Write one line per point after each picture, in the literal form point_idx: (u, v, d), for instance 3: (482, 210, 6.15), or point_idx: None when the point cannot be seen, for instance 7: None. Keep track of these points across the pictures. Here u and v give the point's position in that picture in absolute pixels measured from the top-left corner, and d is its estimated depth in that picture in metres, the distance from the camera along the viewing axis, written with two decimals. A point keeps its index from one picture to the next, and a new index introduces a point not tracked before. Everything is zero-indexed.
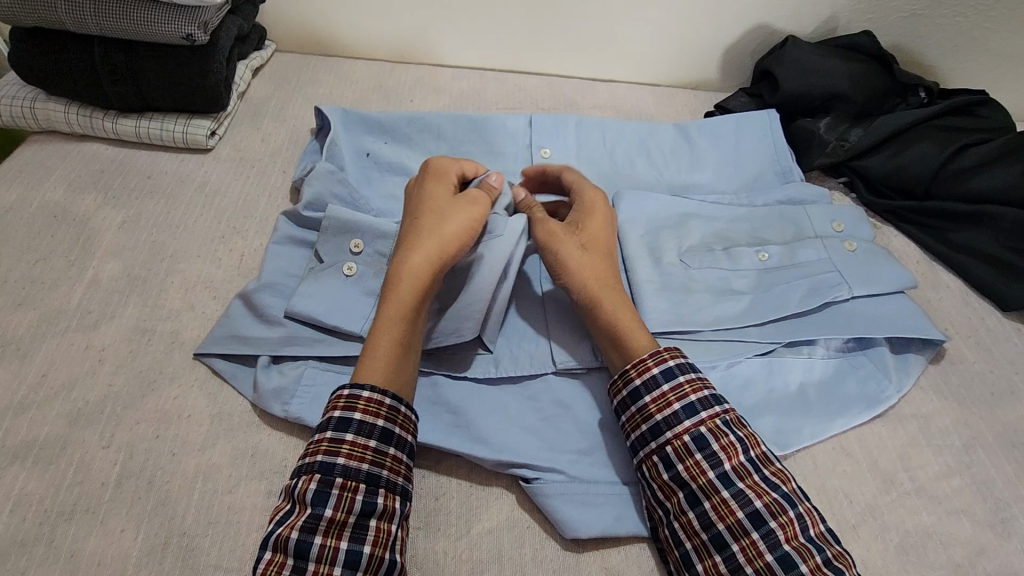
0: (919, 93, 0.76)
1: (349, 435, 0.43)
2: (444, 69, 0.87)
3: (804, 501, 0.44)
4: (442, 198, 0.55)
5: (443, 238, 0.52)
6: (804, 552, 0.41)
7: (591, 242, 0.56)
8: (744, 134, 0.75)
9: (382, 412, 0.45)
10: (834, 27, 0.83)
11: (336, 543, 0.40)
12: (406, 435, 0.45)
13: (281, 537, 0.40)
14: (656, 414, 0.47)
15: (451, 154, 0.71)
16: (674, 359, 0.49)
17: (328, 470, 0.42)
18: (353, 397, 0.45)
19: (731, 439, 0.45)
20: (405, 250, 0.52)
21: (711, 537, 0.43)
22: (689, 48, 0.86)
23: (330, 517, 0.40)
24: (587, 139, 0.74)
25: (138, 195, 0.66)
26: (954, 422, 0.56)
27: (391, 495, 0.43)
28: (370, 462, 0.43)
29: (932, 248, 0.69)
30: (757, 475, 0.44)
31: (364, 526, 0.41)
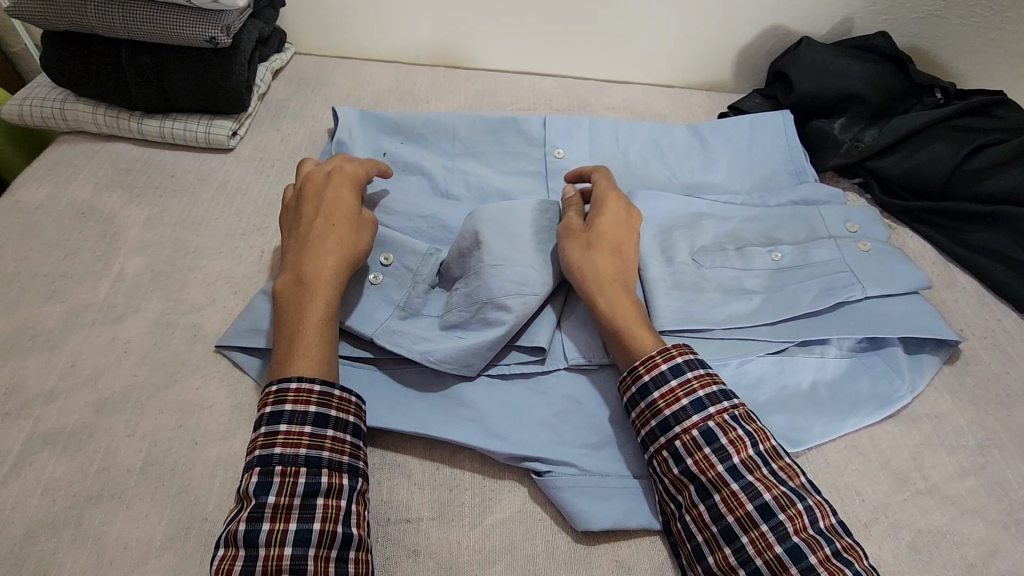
0: (935, 94, 0.75)
1: (282, 426, 0.44)
2: (459, 70, 0.88)
3: (812, 495, 0.44)
4: (349, 203, 0.56)
5: (358, 246, 0.54)
6: (813, 544, 0.41)
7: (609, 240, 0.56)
8: (758, 134, 0.76)
9: (314, 398, 0.46)
10: (849, 28, 0.83)
11: (284, 526, 0.41)
12: (345, 415, 0.47)
13: (231, 531, 0.41)
14: (665, 409, 0.47)
15: (467, 154, 0.73)
16: (683, 356, 0.49)
17: (266, 461, 0.43)
18: (282, 391, 0.45)
19: (739, 433, 0.45)
20: (321, 250, 0.52)
21: (720, 529, 0.43)
22: (704, 50, 0.86)
23: (275, 502, 0.42)
24: (601, 139, 0.75)
25: (162, 194, 0.67)
26: (969, 422, 0.55)
27: (336, 474, 0.44)
28: (307, 446, 0.44)
29: (948, 248, 0.69)
30: (765, 468, 0.44)
31: (311, 506, 0.42)
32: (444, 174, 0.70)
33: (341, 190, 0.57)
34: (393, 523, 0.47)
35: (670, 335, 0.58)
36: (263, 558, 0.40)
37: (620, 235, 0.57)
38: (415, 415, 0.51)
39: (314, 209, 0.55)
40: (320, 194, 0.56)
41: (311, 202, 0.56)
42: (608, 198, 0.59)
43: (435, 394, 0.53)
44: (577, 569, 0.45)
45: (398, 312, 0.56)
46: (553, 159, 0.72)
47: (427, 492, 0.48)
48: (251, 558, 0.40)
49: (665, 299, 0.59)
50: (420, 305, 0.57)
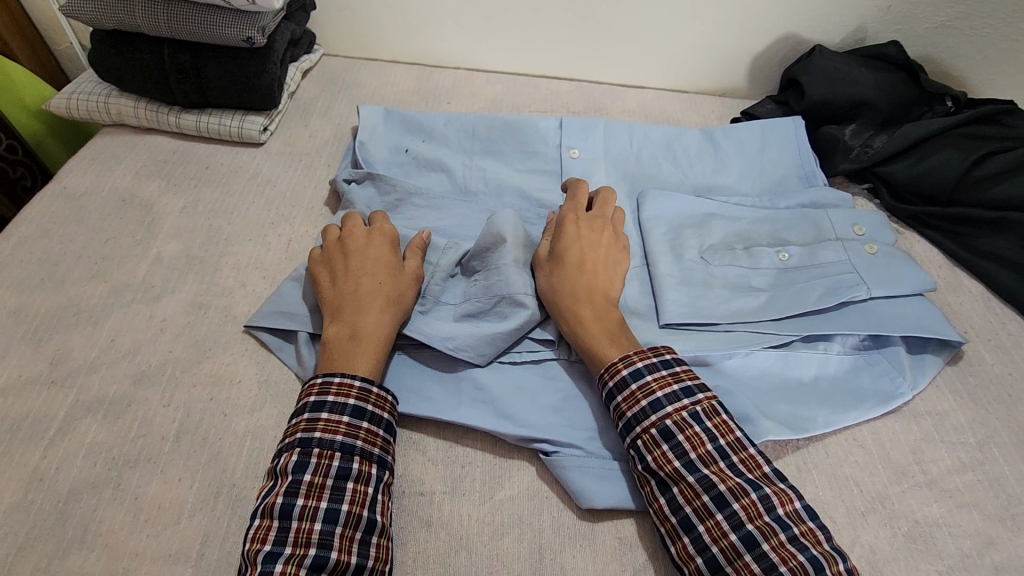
0: (946, 103, 0.76)
1: (323, 413, 0.48)
2: (479, 73, 0.91)
3: (772, 484, 0.46)
4: (391, 261, 0.58)
5: (399, 300, 0.55)
6: (767, 531, 0.43)
7: (575, 260, 0.58)
8: (769, 140, 0.78)
9: (353, 392, 0.49)
10: (862, 37, 0.85)
11: (316, 503, 0.44)
12: (381, 411, 0.50)
13: (268, 504, 0.44)
14: (627, 412, 0.50)
15: (486, 153, 0.76)
16: (643, 360, 0.51)
17: (306, 443, 0.46)
18: (326, 384, 0.49)
19: (696, 430, 0.48)
20: (376, 308, 0.54)
21: (679, 520, 0.45)
22: (718, 56, 0.88)
23: (310, 481, 0.45)
24: (614, 141, 0.77)
25: (197, 184, 0.71)
26: (969, 420, 0.57)
27: (366, 462, 0.47)
28: (344, 433, 0.47)
29: (954, 253, 0.70)
30: (723, 462, 0.47)
31: (342, 489, 0.45)
32: (463, 171, 0.73)
33: (379, 245, 0.59)
34: (408, 495, 0.49)
35: (676, 328, 0.61)
36: (294, 530, 0.43)
37: (586, 251, 0.59)
38: (432, 396, 0.54)
39: (358, 267, 0.57)
40: (363, 253, 0.58)
41: (356, 259, 0.57)
42: (568, 219, 0.61)
43: (449, 377, 0.56)
44: (583, 544, 0.47)
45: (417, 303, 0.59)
46: (569, 159, 0.75)
47: (441, 467, 0.51)
48: (284, 529, 0.43)
49: (671, 292, 0.62)
50: (438, 292, 0.60)
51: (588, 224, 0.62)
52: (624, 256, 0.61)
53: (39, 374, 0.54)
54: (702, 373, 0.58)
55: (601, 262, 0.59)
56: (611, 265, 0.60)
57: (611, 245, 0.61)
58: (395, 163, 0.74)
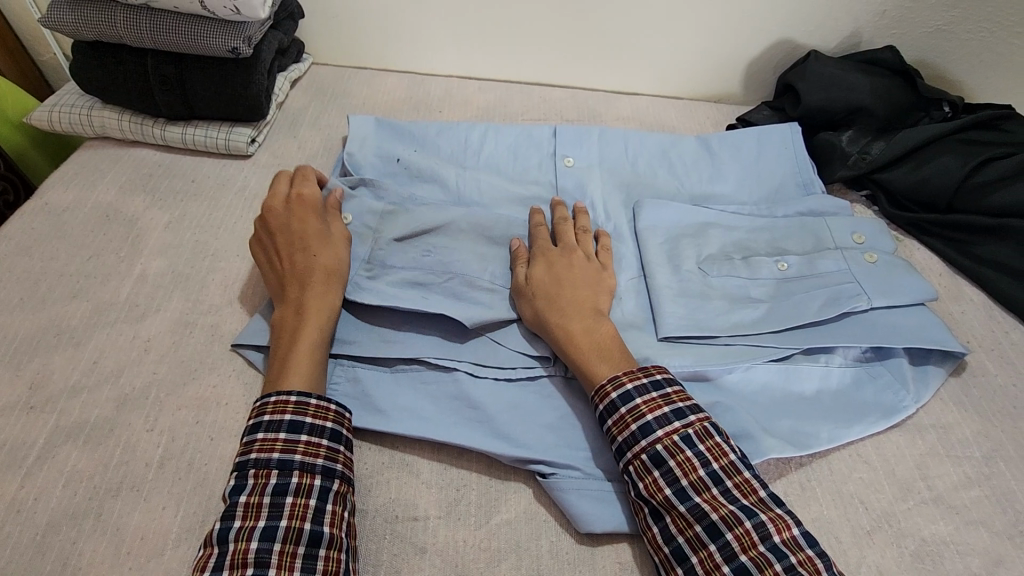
0: (943, 108, 0.76)
1: (259, 434, 0.46)
2: (470, 81, 0.90)
3: (767, 511, 0.44)
4: (319, 228, 0.58)
5: (333, 272, 0.56)
6: (761, 561, 0.41)
7: (557, 291, 0.56)
8: (766, 147, 0.77)
9: (289, 408, 0.48)
10: (857, 42, 0.84)
11: (253, 523, 0.43)
12: (322, 421, 0.48)
13: (209, 531, 0.43)
14: (617, 436, 0.48)
15: (478, 162, 0.75)
16: (632, 382, 0.50)
17: (242, 465, 0.45)
18: (262, 405, 0.48)
19: (687, 455, 0.46)
20: (315, 281, 0.55)
21: (672, 550, 0.44)
22: (712, 62, 0.87)
23: (246, 502, 0.43)
24: (609, 149, 0.76)
25: (182, 198, 0.70)
26: (975, 433, 0.55)
27: (307, 475, 0.45)
28: (280, 450, 0.46)
29: (955, 261, 0.69)
30: (715, 488, 0.45)
31: (280, 504, 0.44)
32: (456, 180, 0.72)
33: (307, 219, 0.59)
34: (401, 521, 0.48)
35: (676, 341, 0.59)
36: (230, 553, 0.41)
37: (563, 272, 0.58)
38: (426, 415, 0.53)
39: (290, 244, 0.57)
40: (291, 228, 0.58)
41: (284, 238, 0.58)
42: (541, 249, 0.60)
43: (443, 395, 0.54)
44: (582, 569, 0.46)
45: (363, 268, 0.60)
46: (563, 168, 0.74)
47: (436, 490, 0.49)
48: (221, 554, 0.42)
49: (669, 304, 0.61)
50: (383, 258, 0.61)
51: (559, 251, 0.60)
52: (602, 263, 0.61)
53: (18, 400, 0.52)
54: (703, 389, 0.57)
55: (582, 275, 0.58)
56: (593, 286, 0.58)
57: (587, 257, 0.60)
58: (386, 173, 0.72)
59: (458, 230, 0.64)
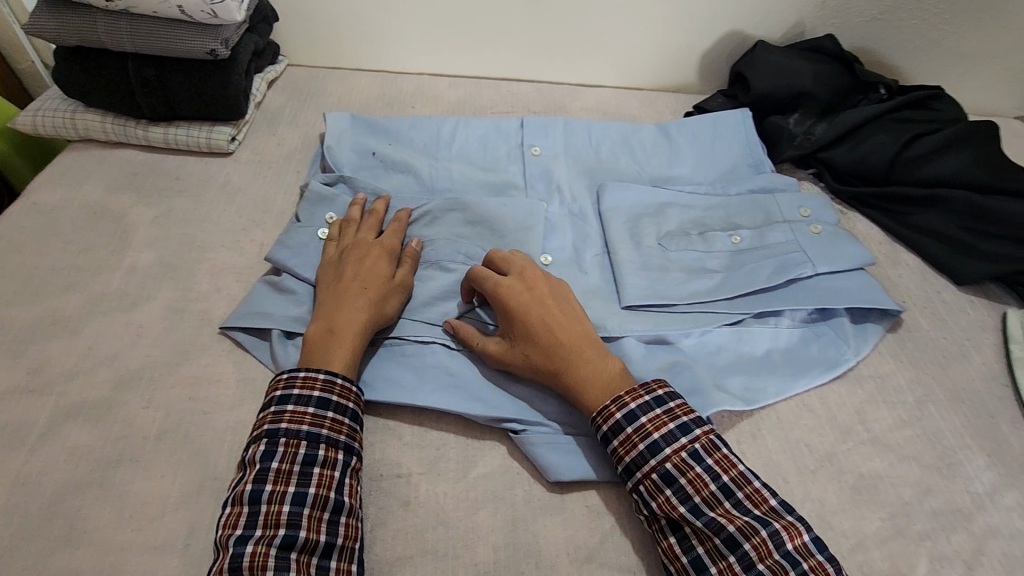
0: (879, 90, 0.82)
1: (289, 405, 0.50)
2: (441, 78, 0.94)
3: (781, 518, 0.45)
4: (384, 267, 0.61)
5: (378, 307, 0.57)
6: (778, 569, 0.43)
7: (540, 341, 0.54)
8: (720, 132, 0.82)
9: (318, 384, 0.51)
10: (801, 32, 0.90)
11: (284, 488, 0.46)
12: (346, 400, 0.51)
13: (238, 491, 0.46)
14: (625, 457, 0.49)
15: (451, 155, 0.79)
16: (636, 401, 0.50)
17: (273, 433, 0.48)
18: (291, 378, 0.51)
19: (698, 471, 0.47)
20: (358, 305, 0.57)
21: (690, 560, 0.45)
22: (668, 54, 0.93)
23: (277, 468, 0.47)
24: (573, 138, 0.82)
25: (167, 195, 0.73)
26: (908, 380, 0.61)
27: (332, 449, 0.49)
28: (309, 422, 0.49)
29: (893, 230, 0.75)
30: (728, 502, 0.46)
31: (309, 473, 0.47)
32: (429, 171, 0.76)
33: (379, 257, 0.61)
34: (386, 477, 0.52)
35: (638, 310, 0.64)
36: (263, 513, 0.45)
37: (544, 313, 0.55)
38: (407, 385, 0.56)
39: (352, 270, 0.59)
40: (359, 258, 0.61)
41: (349, 265, 0.60)
42: (505, 292, 0.56)
43: (421, 365, 0.58)
44: (554, 514, 0.50)
45: None
46: (531, 156, 0.79)
47: (418, 450, 0.53)
48: (253, 513, 0.45)
49: (631, 275, 0.66)
50: None
51: (525, 283, 0.58)
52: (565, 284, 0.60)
53: (18, 384, 0.55)
54: (663, 352, 0.62)
55: (558, 308, 0.56)
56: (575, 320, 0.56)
57: (551, 284, 0.58)
58: (363, 166, 0.77)
59: (433, 217, 0.70)
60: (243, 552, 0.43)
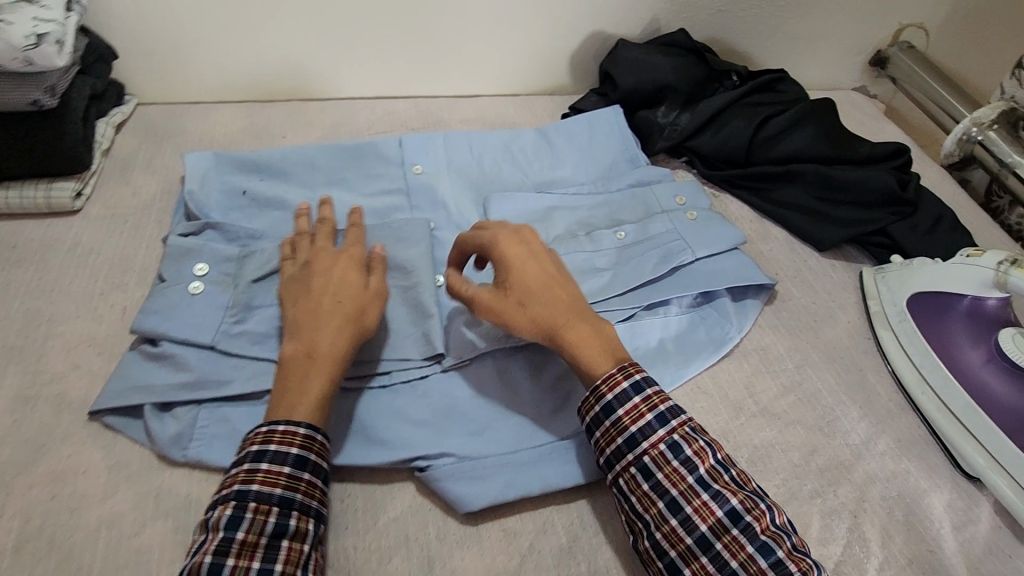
0: (732, 78, 0.88)
1: (263, 464, 0.46)
2: (312, 103, 0.91)
3: (767, 497, 0.49)
4: (354, 279, 0.56)
5: (357, 325, 0.54)
6: (778, 539, 0.46)
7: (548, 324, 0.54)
8: (596, 131, 0.85)
9: (297, 440, 0.47)
10: (657, 27, 0.94)
11: (248, 562, 0.42)
12: (322, 461, 0.48)
13: (195, 563, 0.42)
14: (630, 427, 0.50)
15: (331, 184, 0.76)
16: (640, 372, 0.51)
17: (242, 496, 0.44)
18: (269, 431, 0.47)
19: (701, 444, 0.49)
20: (334, 327, 0.53)
21: (695, 539, 0.46)
22: (537, 58, 0.94)
23: (243, 539, 0.43)
24: (454, 151, 0.81)
25: (4, 267, 0.65)
26: (787, 348, 0.65)
27: (304, 519, 0.45)
28: (283, 486, 0.45)
29: (760, 207, 0.80)
30: (727, 476, 0.49)
31: (276, 548, 0.44)
32: (307, 205, 0.73)
33: (346, 268, 0.57)
34: None
35: None
36: None
37: (547, 296, 0.55)
38: None
39: (321, 286, 0.55)
40: (326, 271, 0.57)
41: (319, 278, 0.56)
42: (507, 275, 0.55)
43: None
44: (470, 545, 0.50)
45: (229, 315, 0.60)
46: (412, 175, 0.78)
47: None
48: None
49: None
50: (249, 299, 0.61)
51: (526, 267, 0.56)
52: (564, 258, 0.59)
53: None
54: None
55: (556, 280, 0.56)
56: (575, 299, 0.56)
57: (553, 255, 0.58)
58: (233, 208, 0.72)
59: None
60: None
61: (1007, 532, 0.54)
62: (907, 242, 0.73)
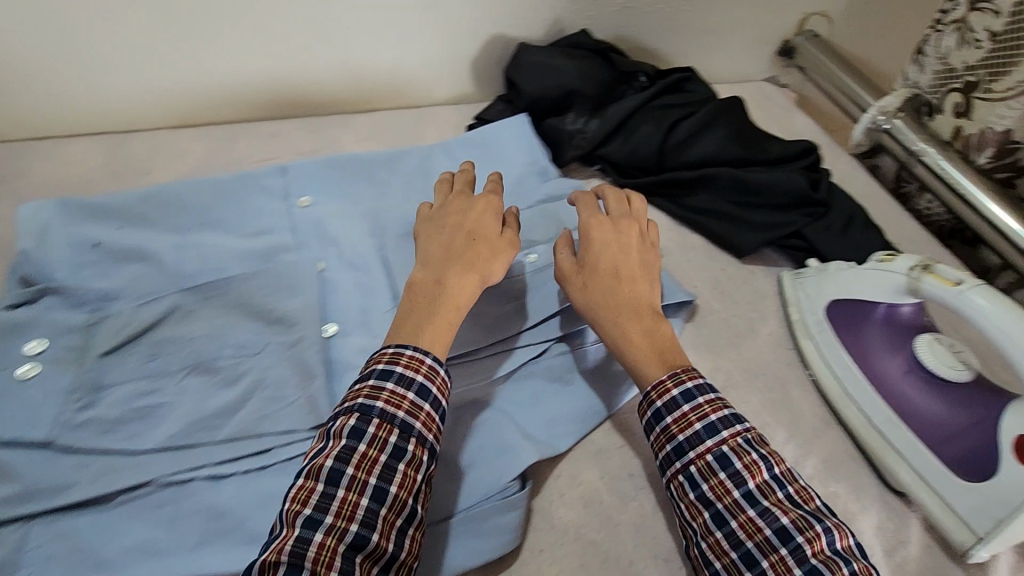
0: (640, 79, 0.84)
1: (388, 384, 0.47)
2: (184, 129, 0.80)
3: (830, 517, 0.46)
4: (491, 224, 0.57)
5: (487, 266, 0.54)
6: (830, 564, 0.42)
7: (632, 303, 0.55)
8: (500, 144, 0.79)
9: (422, 370, 0.48)
10: (561, 28, 0.88)
11: (365, 476, 0.43)
12: (441, 397, 0.48)
13: (316, 465, 0.43)
14: (678, 434, 0.49)
15: (204, 226, 0.67)
16: (692, 381, 0.51)
17: (367, 410, 0.45)
18: (395, 354, 0.48)
19: (753, 458, 0.47)
20: (457, 266, 0.54)
21: (739, 554, 0.44)
22: (435, 67, 0.87)
23: (363, 451, 0.44)
24: (347, 180, 0.74)
25: None
26: (710, 371, 0.62)
27: (420, 447, 0.46)
28: (405, 410, 0.46)
29: (676, 215, 0.76)
30: (780, 493, 0.46)
31: (393, 469, 0.44)
32: (173, 254, 0.64)
33: (485, 212, 0.58)
34: None
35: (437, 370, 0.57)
36: (340, 500, 0.42)
37: (626, 278, 0.56)
38: (160, 547, 0.46)
39: (463, 223, 0.57)
40: (473, 212, 0.58)
41: (456, 216, 0.58)
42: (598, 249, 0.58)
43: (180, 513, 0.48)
44: None
45: (71, 400, 0.51)
46: (300, 209, 0.70)
47: None
48: (326, 496, 0.42)
49: None
50: (98, 377, 0.53)
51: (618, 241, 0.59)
52: (659, 254, 0.60)
53: None
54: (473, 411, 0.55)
55: (637, 268, 0.58)
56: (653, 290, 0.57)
57: (643, 251, 0.59)
58: (81, 262, 0.61)
59: (187, 313, 0.58)
60: (312, 540, 0.40)
61: (938, 551, 0.52)
62: (823, 246, 0.71)
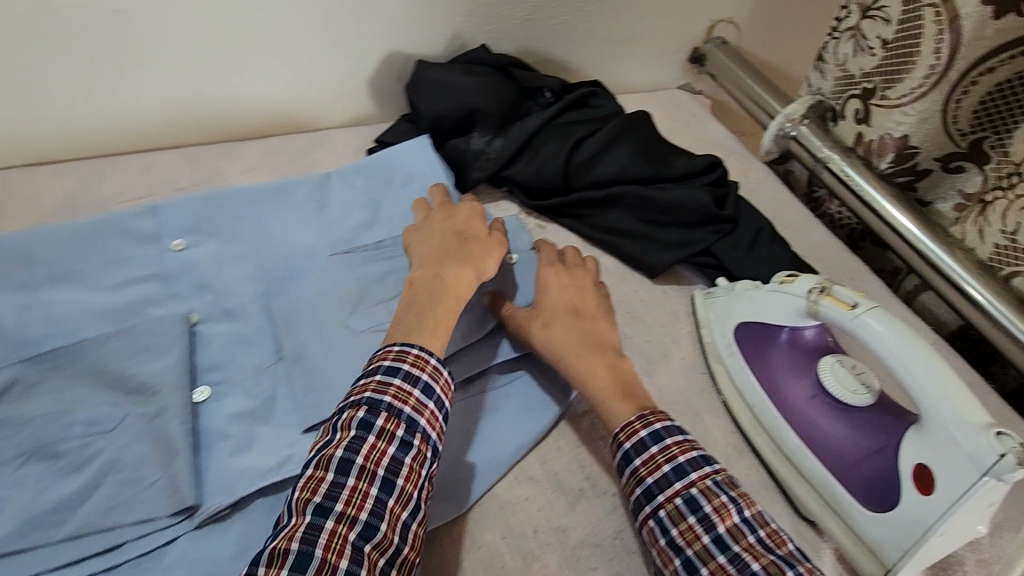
0: (545, 94, 0.81)
1: (396, 380, 0.48)
2: (42, 166, 0.72)
3: (803, 561, 0.44)
4: (479, 233, 0.62)
5: (480, 267, 0.59)
6: None
7: (588, 334, 0.56)
8: (400, 168, 0.74)
9: (427, 367, 0.49)
10: (462, 43, 0.84)
11: (374, 468, 0.44)
12: (445, 397, 0.50)
13: (326, 456, 0.44)
14: (647, 477, 0.48)
15: (54, 279, 0.58)
16: (660, 421, 0.50)
17: (375, 404, 0.47)
18: (401, 352, 0.49)
19: (722, 500, 0.46)
20: (457, 264, 0.57)
21: None
22: (329, 88, 0.81)
23: (372, 443, 0.45)
24: (226, 214, 0.66)
25: None
26: None
27: (424, 443, 0.47)
28: (411, 406, 0.47)
29: (587, 235, 0.73)
30: (752, 536, 0.45)
31: (397, 465, 0.45)
32: (17, 316, 0.56)
33: (473, 221, 0.63)
34: None
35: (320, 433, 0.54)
36: (350, 489, 0.43)
37: (583, 309, 0.58)
38: None
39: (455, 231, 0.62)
40: (463, 223, 0.63)
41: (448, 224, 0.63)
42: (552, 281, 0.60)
43: None
44: None
45: None
46: (173, 254, 0.63)
47: None
48: (334, 487, 0.43)
49: (306, 386, 0.55)
50: None
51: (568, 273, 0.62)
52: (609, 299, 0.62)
53: None
54: None
55: (590, 302, 0.59)
56: (606, 326, 0.58)
57: (597, 293, 0.61)
58: None
59: (29, 386, 0.51)
60: (323, 526, 0.41)
61: None
62: (732, 263, 0.70)
